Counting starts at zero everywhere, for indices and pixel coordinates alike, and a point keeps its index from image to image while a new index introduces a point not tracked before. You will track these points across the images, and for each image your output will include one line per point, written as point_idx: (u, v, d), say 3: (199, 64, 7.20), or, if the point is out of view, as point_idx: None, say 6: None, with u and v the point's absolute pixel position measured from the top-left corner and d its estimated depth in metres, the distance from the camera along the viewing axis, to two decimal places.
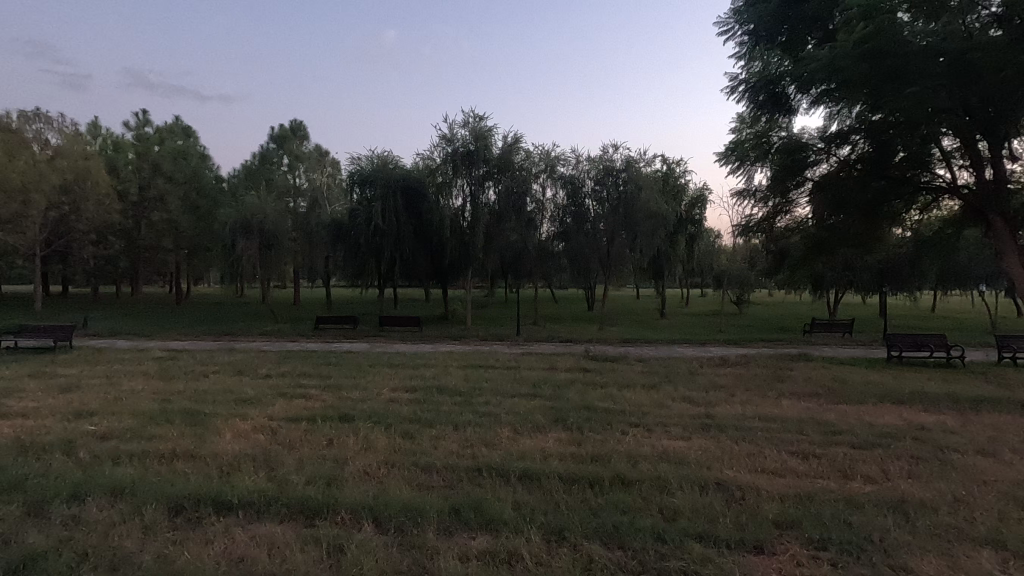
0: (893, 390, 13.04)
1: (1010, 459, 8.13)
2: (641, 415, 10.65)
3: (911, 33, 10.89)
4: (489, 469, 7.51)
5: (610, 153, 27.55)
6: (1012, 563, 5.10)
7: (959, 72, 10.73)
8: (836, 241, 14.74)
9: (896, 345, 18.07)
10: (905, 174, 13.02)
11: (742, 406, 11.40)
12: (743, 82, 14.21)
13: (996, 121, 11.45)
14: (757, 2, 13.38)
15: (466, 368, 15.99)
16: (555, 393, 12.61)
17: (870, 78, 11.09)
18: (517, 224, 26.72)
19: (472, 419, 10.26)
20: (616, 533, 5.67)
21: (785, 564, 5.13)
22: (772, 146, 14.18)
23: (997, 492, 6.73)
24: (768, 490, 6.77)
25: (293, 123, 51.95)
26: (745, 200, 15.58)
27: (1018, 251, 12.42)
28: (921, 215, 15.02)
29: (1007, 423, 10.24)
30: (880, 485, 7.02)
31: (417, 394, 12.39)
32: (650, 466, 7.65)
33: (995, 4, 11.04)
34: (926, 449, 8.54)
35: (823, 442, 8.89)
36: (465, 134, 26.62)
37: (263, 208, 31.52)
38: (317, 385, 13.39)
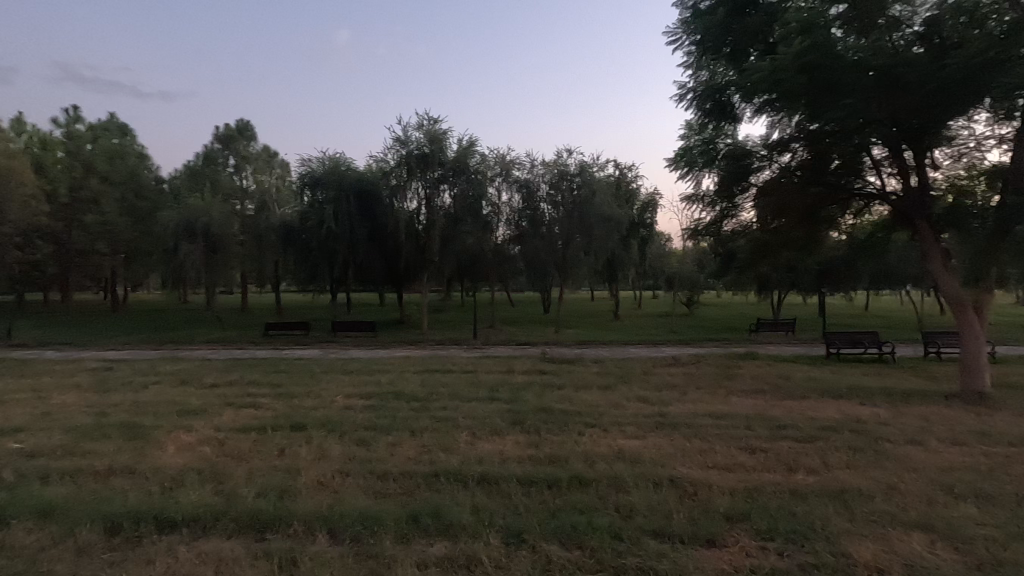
0: (832, 386, 13.73)
1: (937, 448, 8.69)
2: (597, 416, 10.85)
3: (844, 48, 11.56)
4: (447, 475, 7.44)
5: (564, 158, 28.05)
6: (939, 544, 5.47)
7: (887, 86, 11.49)
8: (778, 244, 15.40)
9: (834, 343, 18.99)
10: (840, 181, 13.73)
11: (693, 405, 11.75)
12: (691, 91, 14.65)
13: (920, 132, 12.27)
14: (703, 14, 13.89)
15: (422, 373, 15.79)
16: (513, 396, 12.66)
17: (808, 89, 11.71)
18: (475, 226, 26.87)
19: (430, 425, 10.14)
20: (574, 533, 5.72)
21: (735, 556, 5.30)
22: (719, 152, 14.69)
23: (925, 479, 7.21)
24: (719, 484, 7.01)
25: (240, 123, 50.15)
26: (693, 205, 16.08)
27: (941, 253, 13.28)
28: (855, 220, 15.84)
29: (934, 414, 10.96)
30: (822, 476, 7.38)
31: (373, 401, 12.16)
32: (606, 466, 7.76)
33: (916, 24, 11.90)
34: (862, 440, 9.04)
35: (769, 437, 9.27)
36: (420, 137, 26.62)
37: (208, 210, 30.21)
38: (268, 394, 12.95)
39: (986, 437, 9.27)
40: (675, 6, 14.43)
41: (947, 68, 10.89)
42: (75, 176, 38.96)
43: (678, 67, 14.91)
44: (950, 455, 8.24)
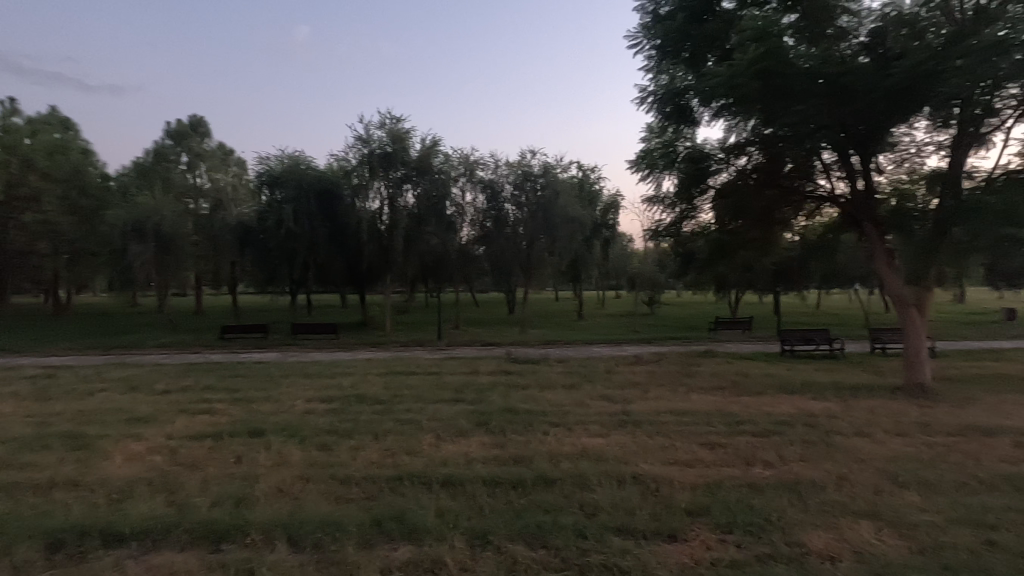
0: (787, 382, 14.22)
1: (883, 439, 9.11)
2: (562, 415, 10.91)
3: (796, 55, 11.98)
4: (411, 478, 7.35)
5: (528, 159, 28.09)
6: (885, 531, 5.73)
7: (836, 93, 11.97)
8: (735, 244, 15.87)
9: (788, 340, 19.70)
10: (793, 184, 14.23)
11: (655, 402, 11.98)
12: (651, 94, 14.91)
13: (866, 138, 12.83)
14: (663, 19, 14.19)
15: (386, 376, 15.59)
16: (478, 397, 12.61)
17: (762, 95, 12.11)
18: (439, 227, 26.57)
19: (393, 428, 10.01)
20: (539, 532, 5.75)
21: (696, 550, 5.41)
22: (678, 155, 15.04)
23: (873, 469, 7.55)
24: (680, 480, 7.15)
25: (193, 118, 48.26)
26: (654, 206, 16.43)
27: (886, 253, 13.93)
28: (807, 221, 16.44)
29: (881, 407, 11.50)
30: (778, 469, 7.64)
31: (335, 405, 11.91)
32: (571, 465, 7.83)
33: (862, 35, 12.45)
34: (814, 434, 9.39)
35: (728, 433, 9.53)
36: (382, 136, 26.30)
37: (159, 209, 28.94)
38: (224, 399, 12.51)
39: (927, 428, 9.77)
40: (636, 11, 14.65)
41: (891, 77, 11.42)
42: (12, 173, 35.06)
43: (639, 70, 15.14)
44: (895, 446, 8.66)
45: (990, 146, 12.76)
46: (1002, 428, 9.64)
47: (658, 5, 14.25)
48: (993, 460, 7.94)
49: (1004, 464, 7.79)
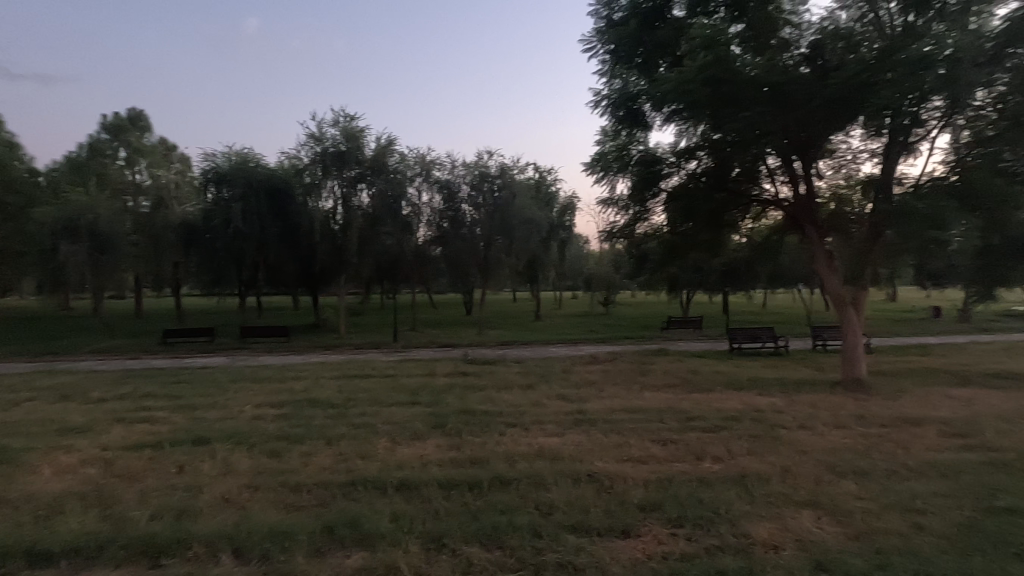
0: (735, 379, 14.76)
1: (823, 432, 9.57)
2: (518, 415, 10.95)
3: (742, 64, 12.40)
4: (365, 483, 7.21)
5: (485, 160, 28.11)
6: (824, 519, 6.01)
7: (779, 101, 12.49)
8: (686, 246, 16.32)
9: (736, 338, 20.43)
10: (740, 187, 14.76)
11: (609, 401, 12.18)
12: (605, 98, 15.16)
13: (807, 144, 13.43)
14: (616, 24, 14.48)
15: (340, 379, 15.25)
16: (434, 399, 12.51)
17: (710, 100, 12.50)
18: (394, 226, 26.27)
19: (347, 432, 9.80)
20: (495, 533, 5.74)
21: (648, 544, 5.53)
22: (632, 158, 15.34)
23: (813, 460, 7.92)
24: (633, 477, 7.30)
25: (131, 112, 45.84)
26: (609, 208, 16.73)
27: (826, 254, 14.59)
28: (753, 224, 17.06)
29: (821, 401, 12.08)
30: (726, 463, 7.90)
31: (285, 410, 11.56)
32: (527, 465, 7.86)
33: (803, 46, 13.04)
34: (760, 428, 9.76)
35: (679, 429, 9.80)
36: (336, 134, 25.73)
37: (94, 207, 27.33)
38: (166, 407, 11.93)
39: (863, 420, 10.32)
40: (590, 15, 14.88)
41: (829, 87, 12.00)
42: None
43: (594, 74, 15.37)
44: (833, 438, 9.11)
45: (917, 154, 13.55)
46: (929, 418, 10.30)
47: (612, 11, 14.55)
48: (920, 448, 8.47)
49: (930, 452, 8.32)
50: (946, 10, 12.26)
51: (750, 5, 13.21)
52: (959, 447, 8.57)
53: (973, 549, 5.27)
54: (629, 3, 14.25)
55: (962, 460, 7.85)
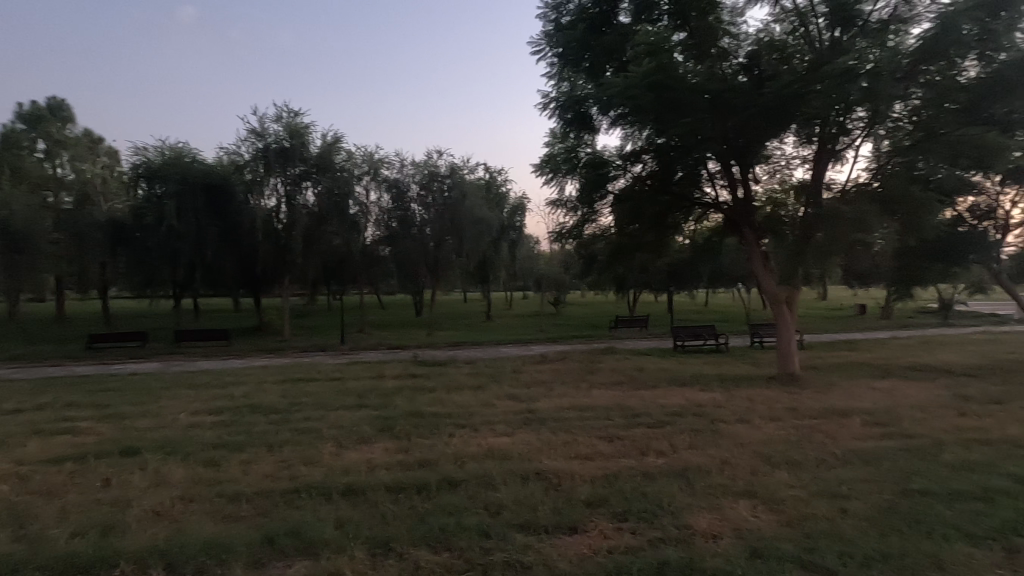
0: (679, 375, 15.27)
1: (760, 424, 10.03)
2: (468, 416, 10.91)
3: (685, 71, 12.84)
4: (309, 489, 7.00)
5: (435, 159, 27.81)
6: (760, 508, 6.30)
7: (719, 108, 12.99)
8: (632, 246, 16.73)
9: (680, 336, 21.11)
10: (683, 191, 15.27)
11: (559, 399, 12.33)
12: (554, 100, 15.35)
13: (745, 151, 14.03)
14: (564, 28, 14.73)
15: (283, 383, 14.74)
16: (383, 401, 12.30)
17: (655, 106, 12.88)
18: (342, 226, 25.62)
19: (290, 437, 9.49)
20: (443, 536, 5.70)
21: (594, 540, 5.63)
22: (581, 160, 15.61)
23: (750, 452, 8.29)
24: (580, 473, 7.43)
25: (51, 101, 42.61)
26: (558, 209, 16.96)
27: (762, 256, 15.38)
28: (695, 226, 17.65)
29: (758, 395, 12.68)
30: (669, 457, 8.16)
31: (225, 416, 11.08)
32: (476, 465, 7.85)
33: (741, 56, 13.64)
34: (702, 422, 10.13)
35: (626, 425, 10.04)
36: (279, 130, 24.89)
37: (9, 203, 25.28)
38: (91, 417, 11.18)
39: (795, 412, 10.90)
40: (538, 18, 15.05)
41: (765, 96, 12.57)
42: None
43: (542, 76, 15.53)
44: (769, 430, 9.58)
45: (843, 162, 14.39)
46: (854, 409, 11.00)
47: (560, 15, 14.84)
48: (846, 438, 9.02)
49: (855, 440, 8.88)
50: (868, 28, 13.16)
51: (691, 15, 13.73)
52: (880, 435, 9.19)
53: (891, 530, 5.66)
54: (576, 8, 14.51)
55: (883, 448, 8.42)
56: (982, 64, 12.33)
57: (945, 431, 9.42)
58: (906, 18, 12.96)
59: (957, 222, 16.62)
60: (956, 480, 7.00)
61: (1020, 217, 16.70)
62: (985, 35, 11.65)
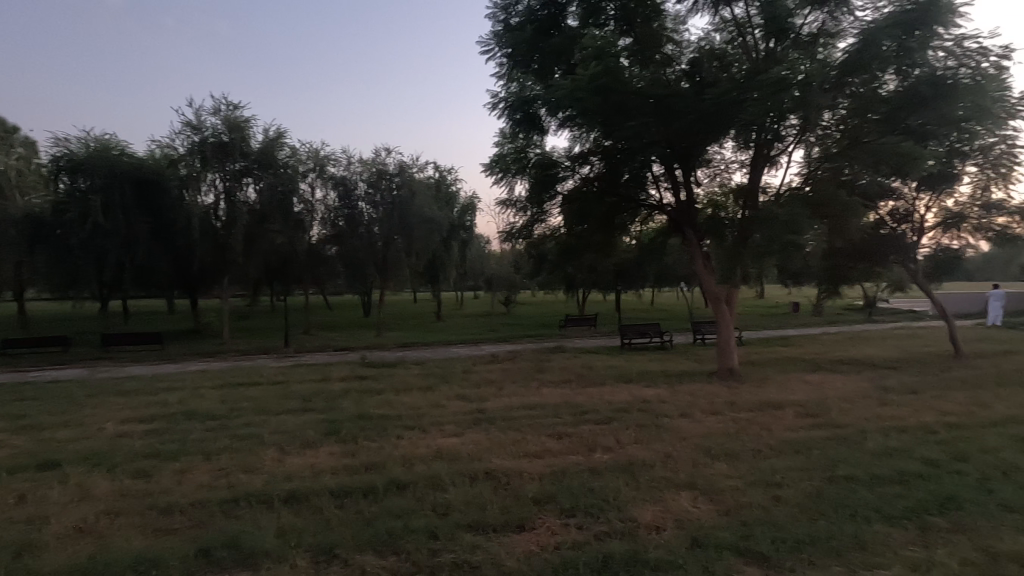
0: (626, 372, 15.65)
1: (701, 418, 10.41)
2: (417, 417, 10.78)
3: (630, 76, 13.20)
4: (248, 498, 6.73)
5: (383, 157, 27.42)
6: (700, 499, 6.54)
7: (663, 113, 13.40)
8: (581, 246, 17.01)
9: (627, 334, 21.64)
10: (629, 193, 15.66)
11: (508, 398, 12.39)
12: (503, 100, 15.38)
13: (688, 154, 14.51)
14: (513, 29, 14.88)
15: (222, 388, 14.11)
16: (328, 404, 11.98)
17: (601, 109, 13.18)
18: (285, 225, 24.65)
19: (229, 444, 9.10)
20: (390, 539, 5.61)
21: (542, 537, 5.69)
22: (530, 161, 15.71)
23: (692, 445, 8.61)
24: (529, 471, 7.49)
25: None
26: (507, 210, 17.04)
27: (703, 256, 16.01)
28: (641, 227, 18.16)
29: (700, 390, 13.17)
30: (615, 452, 8.34)
31: (157, 424, 10.50)
32: (424, 466, 7.77)
33: (683, 63, 14.13)
34: (646, 418, 10.41)
35: (573, 422, 10.19)
36: (217, 123, 23.81)
37: None
38: (4, 429, 10.32)
39: (734, 405, 11.39)
40: (487, 18, 15.11)
41: (705, 102, 13.04)
42: None
43: (491, 76, 15.57)
44: (709, 424, 9.96)
45: (778, 167, 15.13)
46: (787, 401, 11.60)
47: (508, 16, 15.03)
48: (780, 429, 9.49)
49: (788, 431, 9.36)
50: (800, 41, 13.90)
51: (637, 22, 14.17)
52: (810, 426, 9.72)
53: (820, 514, 6.01)
54: (525, 10, 14.69)
55: (813, 438, 8.92)
56: (899, 79, 13.34)
57: (867, 420, 10.07)
58: (833, 33, 13.76)
59: (879, 224, 17.75)
60: (877, 466, 7.51)
61: (934, 220, 17.97)
62: (902, 52, 12.58)
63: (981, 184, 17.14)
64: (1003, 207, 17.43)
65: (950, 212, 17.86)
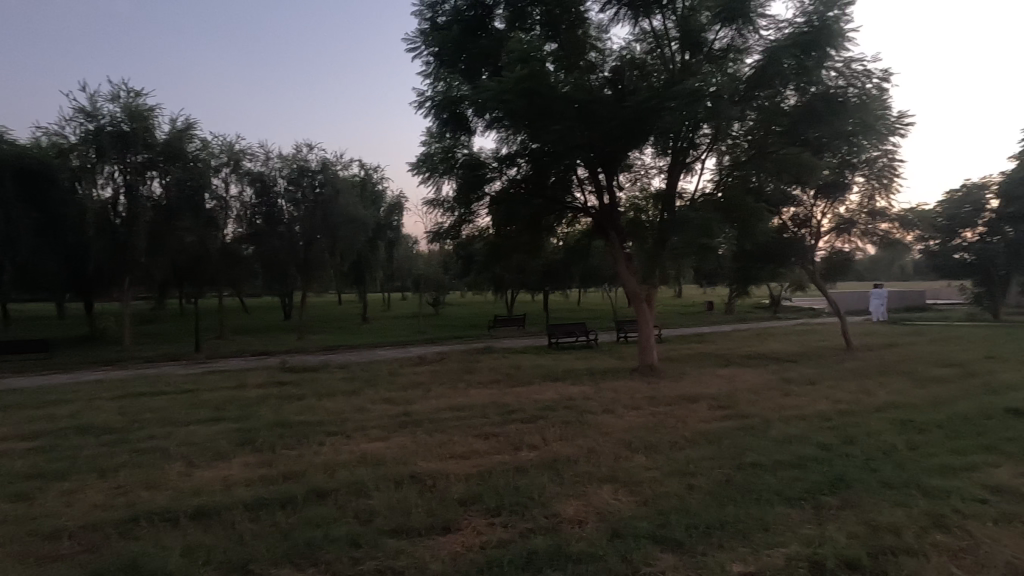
0: (553, 371, 15.97)
1: (623, 413, 10.80)
2: (340, 423, 10.42)
3: (555, 80, 13.48)
4: (150, 516, 6.24)
5: (304, 153, 26.25)
6: (620, 491, 6.78)
7: (587, 118, 13.77)
8: (508, 247, 17.16)
9: (554, 334, 22.04)
10: (556, 195, 16.00)
11: (436, 400, 12.27)
12: (429, 100, 15.23)
13: (611, 159, 15.01)
14: (440, 28, 14.80)
15: (122, 399, 12.96)
16: (244, 413, 11.33)
17: (526, 113, 13.40)
18: (195, 223, 23.11)
19: (129, 459, 8.38)
20: (308, 550, 5.39)
21: (467, 537, 5.69)
22: (457, 161, 15.58)
23: (613, 439, 8.91)
24: (455, 473, 7.46)
25: None
26: (435, 210, 16.91)
27: (625, 258, 16.58)
28: (567, 228, 18.55)
29: (623, 386, 13.68)
30: (541, 450, 8.49)
31: (42, 441, 9.47)
32: (347, 473, 7.54)
33: (606, 71, 14.57)
34: (572, 415, 10.66)
35: (501, 422, 10.26)
36: (115, 111, 21.86)
37: None
38: None
39: (653, 400, 11.91)
40: (413, 15, 14.93)
41: (626, 109, 13.53)
42: None
43: (418, 74, 15.42)
44: (630, 418, 10.35)
45: (693, 173, 15.94)
46: (702, 395, 12.28)
47: (435, 15, 14.93)
48: (694, 421, 10.04)
49: (701, 423, 9.91)
50: (712, 55, 14.74)
51: (561, 27, 14.48)
52: (722, 417, 10.35)
53: (728, 500, 6.41)
54: (452, 9, 14.61)
55: (724, 428, 9.49)
56: (798, 95, 14.37)
57: (771, 410, 10.87)
58: (741, 49, 14.67)
59: (782, 228, 19.16)
60: (779, 452, 8.11)
61: (829, 226, 19.63)
62: (801, 71, 13.64)
63: (868, 193, 18.94)
64: (886, 214, 19.36)
65: (842, 218, 19.59)
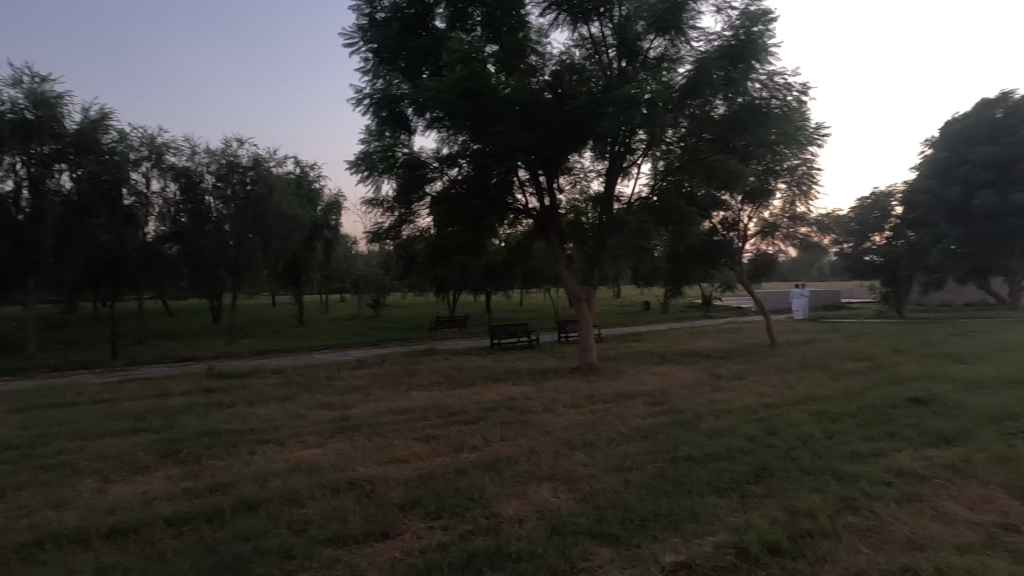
0: (494, 372, 16.00)
1: (562, 412, 10.97)
2: (273, 430, 9.99)
3: (496, 82, 13.49)
4: (58, 538, 5.75)
5: (234, 148, 24.88)
6: (560, 489, 6.88)
7: (527, 120, 13.82)
8: (450, 248, 17.05)
9: (496, 334, 22.10)
10: (497, 196, 15.98)
11: (375, 404, 12.01)
12: (368, 96, 14.95)
13: (551, 162, 15.20)
14: (378, 24, 14.56)
15: (26, 412, 11.86)
16: (167, 422, 10.66)
17: (467, 113, 13.43)
18: (112, 221, 21.56)
19: (33, 478, 7.67)
20: (236, 565, 5.13)
21: (407, 542, 5.60)
22: (397, 160, 15.17)
23: (554, 438, 9.03)
24: (394, 477, 7.33)
25: None
26: (374, 209, 16.58)
27: (565, 259, 16.83)
28: (509, 229, 18.65)
29: (563, 385, 13.90)
30: (482, 451, 8.49)
31: None
32: (280, 482, 7.24)
33: (546, 74, 14.59)
34: (513, 415, 10.72)
35: (441, 425, 10.17)
36: (17, 97, 19.98)
37: None
38: None
39: (592, 398, 12.17)
40: (351, 10, 14.57)
41: (565, 112, 13.76)
42: None
43: (356, 71, 15.10)
44: (570, 417, 10.52)
45: (630, 177, 16.42)
46: (639, 392, 12.67)
47: (374, 10, 14.67)
48: (631, 417, 10.34)
49: (637, 419, 10.22)
50: (647, 63, 15.27)
51: (502, 30, 14.55)
52: (656, 413, 10.69)
53: (662, 493, 6.64)
54: (391, 5, 14.41)
55: (659, 424, 9.82)
56: (727, 104, 14.99)
57: (703, 405, 11.35)
58: (673, 58, 15.22)
59: (712, 231, 20.06)
60: (709, 445, 8.49)
61: (755, 229, 20.76)
62: (727, 82, 14.40)
63: (790, 199, 20.18)
64: (805, 219, 20.71)
65: (766, 222, 20.77)
